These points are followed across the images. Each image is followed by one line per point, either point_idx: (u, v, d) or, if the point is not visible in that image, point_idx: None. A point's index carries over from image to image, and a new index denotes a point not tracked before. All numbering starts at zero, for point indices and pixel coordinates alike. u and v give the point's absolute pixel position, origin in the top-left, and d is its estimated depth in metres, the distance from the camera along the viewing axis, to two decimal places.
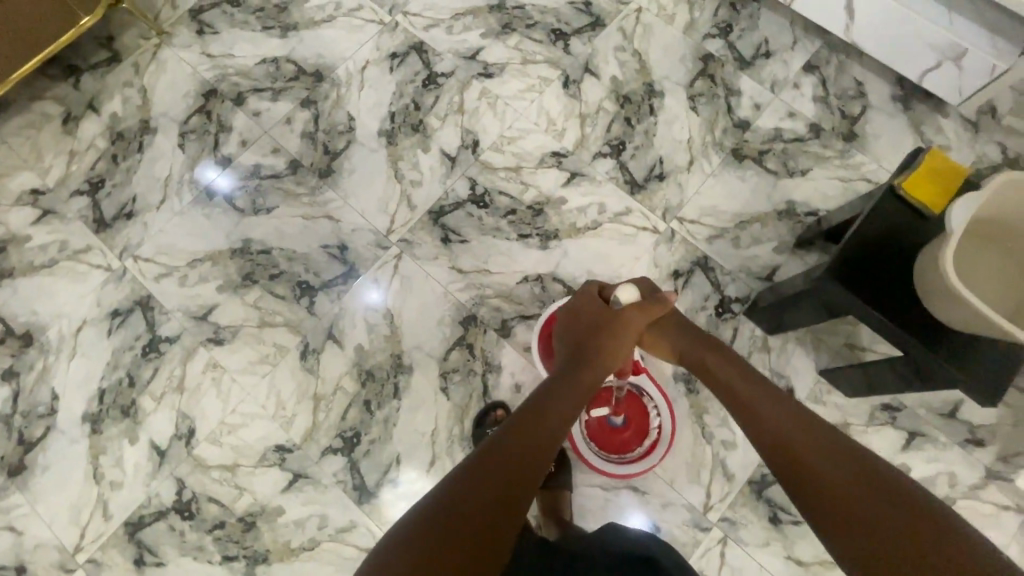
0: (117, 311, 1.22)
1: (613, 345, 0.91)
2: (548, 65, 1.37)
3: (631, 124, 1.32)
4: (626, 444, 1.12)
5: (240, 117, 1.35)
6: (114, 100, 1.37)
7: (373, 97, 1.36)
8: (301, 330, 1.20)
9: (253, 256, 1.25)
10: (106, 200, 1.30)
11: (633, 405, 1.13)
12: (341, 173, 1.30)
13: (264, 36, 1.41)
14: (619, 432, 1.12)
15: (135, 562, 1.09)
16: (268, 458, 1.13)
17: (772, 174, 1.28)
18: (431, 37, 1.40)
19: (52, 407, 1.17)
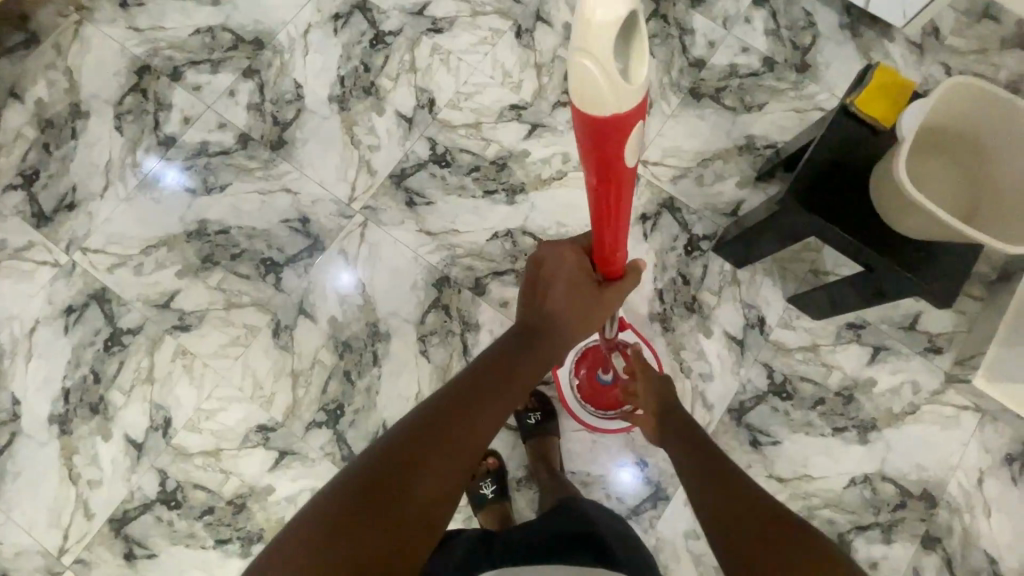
0: (71, 307, 1.16)
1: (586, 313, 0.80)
2: (498, 15, 1.33)
3: None
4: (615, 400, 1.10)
5: (180, 93, 1.28)
6: (37, 85, 1.28)
7: (319, 62, 1.30)
8: (270, 308, 1.17)
9: (210, 237, 1.20)
10: (43, 192, 1.22)
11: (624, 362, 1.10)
12: (294, 145, 1.25)
13: (194, 5, 1.32)
14: (608, 388, 1.10)
15: (126, 557, 1.07)
16: (251, 439, 1.11)
17: (730, 111, 1.29)
18: None
19: (14, 412, 1.12)
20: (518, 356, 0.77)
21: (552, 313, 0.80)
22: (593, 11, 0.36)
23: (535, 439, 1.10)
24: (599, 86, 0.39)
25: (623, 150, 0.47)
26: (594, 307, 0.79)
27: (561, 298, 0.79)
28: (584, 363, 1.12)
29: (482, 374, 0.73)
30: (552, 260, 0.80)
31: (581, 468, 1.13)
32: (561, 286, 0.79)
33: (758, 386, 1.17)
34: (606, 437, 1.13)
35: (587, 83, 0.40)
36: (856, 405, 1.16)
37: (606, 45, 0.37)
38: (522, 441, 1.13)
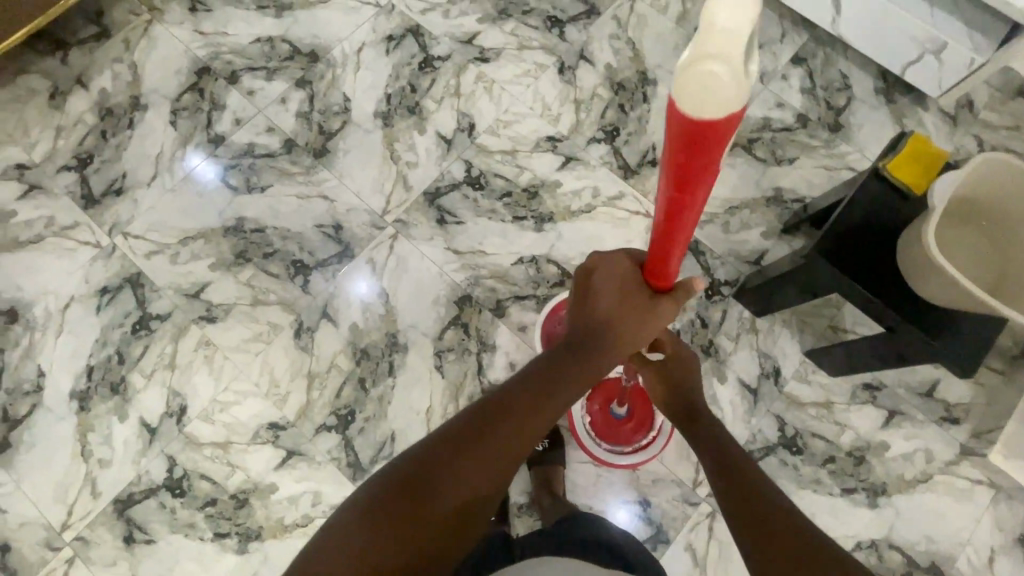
0: (106, 288, 1.20)
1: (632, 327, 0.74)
2: (544, 51, 1.39)
3: (624, 111, 1.35)
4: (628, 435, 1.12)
5: (235, 95, 1.34)
6: (103, 75, 1.36)
7: (369, 78, 1.36)
8: (295, 308, 1.20)
9: (246, 234, 1.24)
10: (95, 176, 1.28)
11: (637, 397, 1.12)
12: (336, 154, 1.30)
13: (258, 15, 1.40)
14: (621, 422, 1.12)
15: (125, 539, 1.07)
16: (261, 436, 1.13)
17: (761, 162, 1.32)
18: (427, 20, 1.41)
19: (38, 383, 1.15)
20: (564, 371, 0.72)
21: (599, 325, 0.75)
22: (716, 17, 0.32)
23: (540, 465, 1.09)
24: (724, 90, 0.35)
25: (718, 160, 0.43)
26: (647, 325, 0.74)
27: (610, 308, 0.74)
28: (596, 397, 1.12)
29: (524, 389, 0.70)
30: (605, 268, 0.76)
31: (584, 500, 1.12)
32: (609, 294, 0.75)
33: (768, 437, 1.16)
34: (612, 471, 1.13)
35: (702, 88, 0.35)
36: (867, 467, 1.14)
37: (739, 49, 0.33)
38: (528, 466, 1.12)
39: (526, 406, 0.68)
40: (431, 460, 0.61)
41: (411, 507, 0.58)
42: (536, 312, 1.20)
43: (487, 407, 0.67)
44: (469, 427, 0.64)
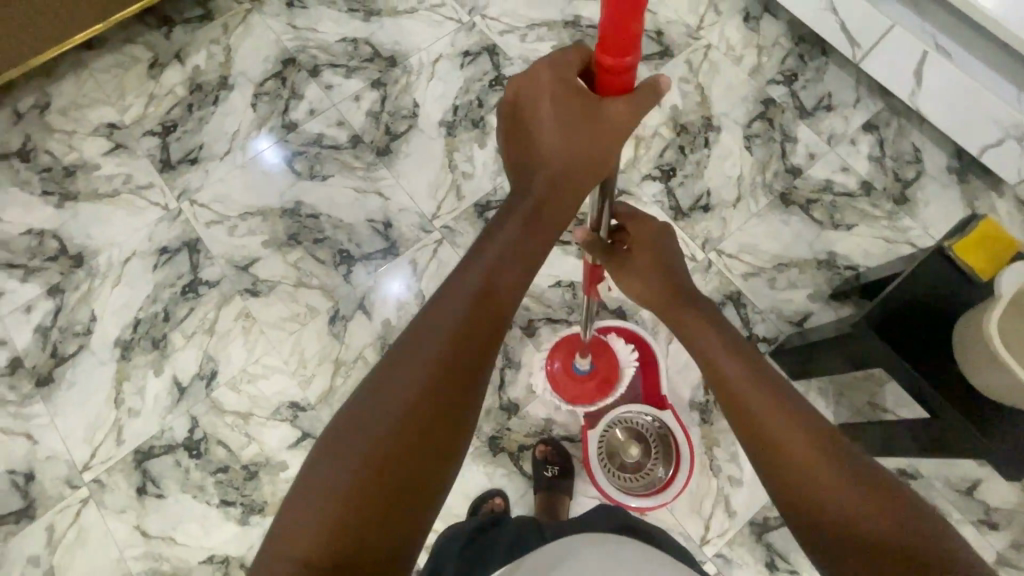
0: (165, 249, 1.27)
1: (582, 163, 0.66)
2: None
3: (683, 153, 1.35)
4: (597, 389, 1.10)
5: (313, 87, 1.42)
6: (199, 54, 1.46)
7: (440, 88, 1.42)
8: (334, 295, 1.23)
9: (301, 218, 1.30)
10: (175, 144, 1.37)
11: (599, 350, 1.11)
12: (398, 155, 1.35)
13: (348, 17, 1.49)
14: (590, 379, 1.10)
15: (138, 490, 1.10)
16: (281, 413, 1.15)
17: (816, 223, 1.29)
18: (504, 42, 1.47)
19: (89, 327, 1.21)
20: (514, 254, 0.66)
21: (550, 171, 0.68)
22: None
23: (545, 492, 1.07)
24: None
25: None
26: (600, 143, 0.63)
27: (554, 133, 0.65)
28: (559, 359, 1.12)
29: (477, 272, 0.63)
30: (540, 84, 0.65)
31: None
32: (550, 113, 0.65)
33: None
34: None
35: None
36: None
37: None
38: (534, 489, 1.11)
39: (478, 294, 0.61)
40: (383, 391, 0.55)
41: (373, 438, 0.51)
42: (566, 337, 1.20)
43: (439, 304, 0.60)
44: (425, 329, 0.58)
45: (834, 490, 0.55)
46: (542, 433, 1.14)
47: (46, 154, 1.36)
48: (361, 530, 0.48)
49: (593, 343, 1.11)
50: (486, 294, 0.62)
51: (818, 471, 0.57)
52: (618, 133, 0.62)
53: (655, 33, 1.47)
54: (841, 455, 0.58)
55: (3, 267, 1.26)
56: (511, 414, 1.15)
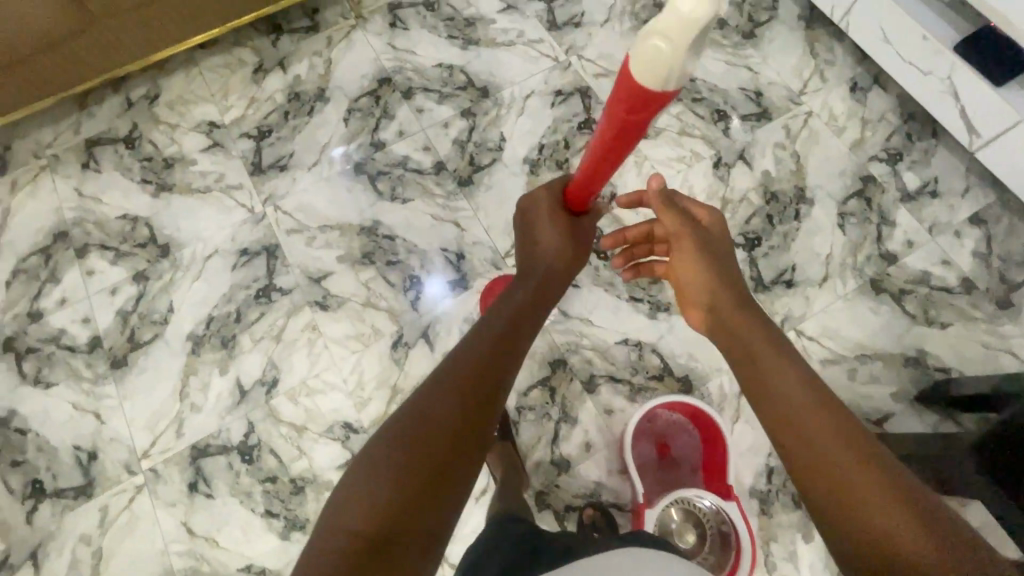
0: (246, 250, 1.31)
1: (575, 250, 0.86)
2: (704, 141, 1.38)
3: (771, 223, 1.30)
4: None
5: (405, 109, 1.44)
6: (301, 63, 1.51)
7: (528, 124, 1.41)
8: (400, 320, 1.24)
9: (377, 238, 1.31)
10: (267, 149, 1.41)
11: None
12: (478, 187, 1.35)
13: (447, 44, 1.51)
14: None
15: (189, 486, 1.13)
16: (334, 432, 1.16)
17: (908, 316, 1.21)
18: (598, 85, 1.46)
19: (165, 317, 1.26)
20: (535, 303, 0.78)
21: (545, 260, 0.83)
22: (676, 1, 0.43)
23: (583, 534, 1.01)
24: (663, 58, 0.45)
25: (647, 121, 0.54)
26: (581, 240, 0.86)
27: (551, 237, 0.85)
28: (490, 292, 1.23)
29: (491, 328, 0.71)
30: (529, 204, 0.88)
31: None
32: (547, 225, 0.84)
33: None
34: None
35: (649, 55, 0.46)
36: None
37: (688, 32, 0.43)
38: None
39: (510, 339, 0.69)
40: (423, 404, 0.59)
41: (414, 442, 0.55)
42: (627, 399, 1.16)
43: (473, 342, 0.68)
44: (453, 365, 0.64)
45: (874, 494, 0.51)
46: (591, 496, 1.11)
47: (149, 144, 1.43)
48: (385, 539, 0.49)
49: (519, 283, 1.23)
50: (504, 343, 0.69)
51: (856, 481, 0.53)
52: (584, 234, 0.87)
53: (754, 93, 1.42)
54: (879, 459, 0.55)
55: (96, 248, 1.32)
56: (562, 471, 1.12)
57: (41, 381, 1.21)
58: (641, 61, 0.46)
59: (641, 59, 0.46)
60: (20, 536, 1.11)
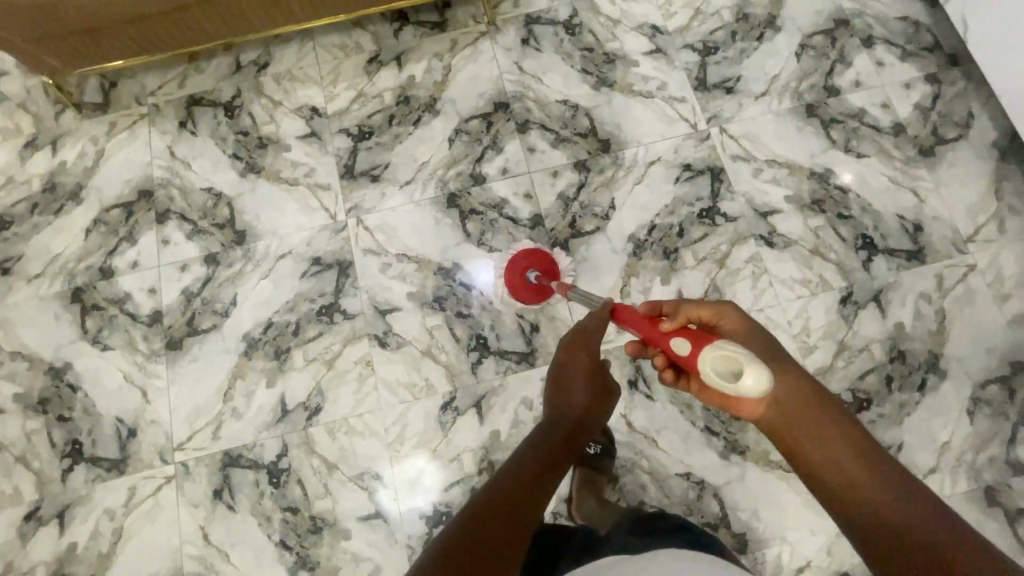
0: (319, 260, 1.25)
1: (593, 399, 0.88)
2: (837, 269, 1.20)
3: (889, 386, 1.13)
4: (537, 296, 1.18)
5: (515, 143, 1.31)
6: (419, 63, 1.39)
7: (644, 196, 1.27)
8: (455, 381, 1.17)
9: (453, 283, 1.22)
10: (363, 153, 1.32)
11: (548, 266, 1.17)
12: (572, 256, 1.23)
13: (578, 78, 1.36)
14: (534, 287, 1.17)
15: (215, 492, 1.12)
16: (364, 480, 1.12)
17: (1018, 542, 1.05)
18: (734, 169, 1.28)
19: (226, 309, 1.23)
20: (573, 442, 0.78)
21: (577, 409, 0.84)
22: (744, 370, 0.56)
23: (575, 507, 1.03)
24: (724, 377, 0.58)
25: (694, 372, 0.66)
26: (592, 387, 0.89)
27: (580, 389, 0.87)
28: (514, 265, 1.18)
29: (540, 448, 0.71)
30: (563, 358, 0.91)
31: None
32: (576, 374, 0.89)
33: None
34: None
35: (720, 373, 0.59)
36: None
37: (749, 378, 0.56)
38: None
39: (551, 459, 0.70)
40: (487, 508, 0.56)
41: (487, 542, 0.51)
42: None
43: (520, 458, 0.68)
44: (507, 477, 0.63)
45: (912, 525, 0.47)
46: None
47: (248, 116, 1.36)
48: None
49: (543, 260, 1.18)
50: (546, 467, 0.67)
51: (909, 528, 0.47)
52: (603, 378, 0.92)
53: (913, 226, 1.22)
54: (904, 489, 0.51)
55: (176, 217, 1.29)
56: None
57: (99, 342, 1.22)
58: (710, 370, 0.59)
59: (715, 373, 0.59)
60: (53, 491, 1.14)
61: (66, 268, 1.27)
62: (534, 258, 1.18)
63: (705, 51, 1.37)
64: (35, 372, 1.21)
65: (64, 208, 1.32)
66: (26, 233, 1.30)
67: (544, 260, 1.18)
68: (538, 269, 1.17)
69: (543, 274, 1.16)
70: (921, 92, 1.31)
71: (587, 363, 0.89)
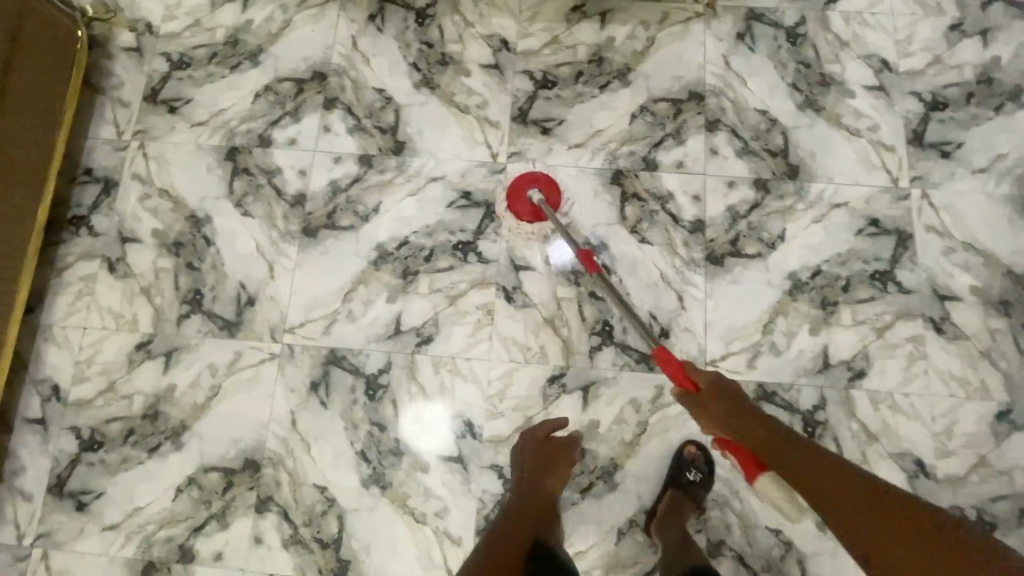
0: (468, 195, 1.22)
1: (559, 474, 1.00)
2: (1003, 380, 1.10)
3: (1021, 519, 1.04)
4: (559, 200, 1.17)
5: (698, 141, 1.24)
6: (623, 26, 1.31)
7: (818, 237, 1.18)
8: (570, 359, 1.13)
9: (594, 261, 1.18)
10: (541, 102, 1.27)
11: (530, 181, 1.16)
12: (724, 274, 1.17)
13: (784, 92, 1.26)
14: (548, 199, 1.15)
15: (312, 384, 1.14)
16: (454, 422, 1.11)
17: None
18: (924, 241, 1.17)
19: (367, 214, 1.22)
20: (542, 505, 0.96)
21: (551, 487, 0.99)
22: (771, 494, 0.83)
23: (655, 524, 1.02)
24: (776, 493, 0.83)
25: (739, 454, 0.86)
26: (558, 460, 1.01)
27: (549, 475, 1.00)
28: (513, 190, 1.16)
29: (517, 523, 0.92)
30: (524, 454, 1.03)
31: None
32: (545, 470, 1.00)
33: None
34: None
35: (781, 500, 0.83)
36: None
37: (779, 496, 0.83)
38: None
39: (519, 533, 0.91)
40: None
41: None
42: None
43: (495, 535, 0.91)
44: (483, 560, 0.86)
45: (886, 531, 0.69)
46: None
47: (437, 29, 1.32)
48: None
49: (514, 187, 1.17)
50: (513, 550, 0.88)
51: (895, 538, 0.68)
52: (562, 445, 1.03)
53: None
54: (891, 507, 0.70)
55: (342, 108, 1.28)
56: None
57: (242, 207, 1.23)
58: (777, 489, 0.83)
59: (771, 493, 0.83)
60: (166, 331, 1.18)
61: (228, 125, 1.28)
62: (536, 185, 1.16)
63: (932, 104, 1.25)
64: (176, 215, 1.24)
65: (240, 66, 1.32)
66: (200, 79, 1.31)
67: (515, 186, 1.16)
68: (528, 187, 1.15)
69: (534, 187, 1.15)
70: None
71: (540, 451, 1.02)
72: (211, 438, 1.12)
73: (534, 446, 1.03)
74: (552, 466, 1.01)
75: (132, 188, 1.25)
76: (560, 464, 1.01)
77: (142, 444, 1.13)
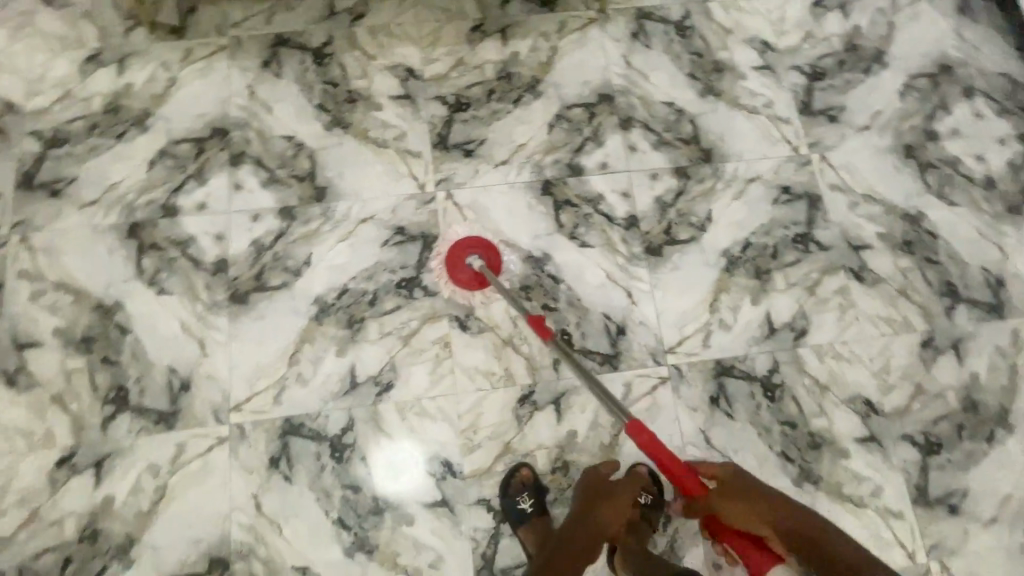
0: (403, 231, 1.19)
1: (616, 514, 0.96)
2: (921, 312, 1.21)
3: (960, 434, 1.15)
4: (500, 262, 1.16)
5: (616, 140, 1.28)
6: (524, 40, 1.33)
7: (741, 213, 1.25)
8: (537, 376, 1.13)
9: (541, 274, 1.19)
10: (459, 125, 1.26)
11: (467, 243, 1.14)
12: (664, 263, 1.21)
13: (685, 82, 1.33)
14: (489, 263, 1.14)
15: (271, 459, 1.06)
16: (432, 465, 1.07)
17: None
18: (831, 199, 1.27)
19: (299, 268, 1.16)
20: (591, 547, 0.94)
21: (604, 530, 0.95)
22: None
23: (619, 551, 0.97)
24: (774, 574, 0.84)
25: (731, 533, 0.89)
26: (619, 503, 0.96)
27: (607, 516, 0.95)
28: (452, 256, 1.14)
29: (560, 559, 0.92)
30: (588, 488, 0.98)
31: None
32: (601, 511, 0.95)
33: None
34: None
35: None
36: None
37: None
38: None
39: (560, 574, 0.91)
40: None
41: None
42: None
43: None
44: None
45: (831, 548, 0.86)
46: None
47: (338, 66, 1.28)
48: None
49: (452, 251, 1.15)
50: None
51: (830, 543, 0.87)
52: (627, 485, 0.97)
53: (996, 280, 1.24)
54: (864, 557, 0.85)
55: (250, 162, 1.21)
56: None
57: (156, 285, 1.13)
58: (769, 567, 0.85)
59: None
60: (91, 439, 1.05)
61: (124, 199, 1.17)
62: (474, 246, 1.14)
63: (812, 75, 1.36)
64: (79, 307, 1.11)
65: (127, 133, 1.21)
66: (81, 155, 1.19)
67: (452, 252, 1.14)
68: (466, 253, 1.14)
69: (472, 252, 1.14)
70: (1014, 149, 1.34)
71: (604, 489, 0.97)
72: (166, 545, 1.01)
73: (596, 484, 0.98)
74: (614, 507, 0.95)
75: (20, 288, 1.11)
76: (620, 505, 0.96)
77: (83, 572, 0.99)
